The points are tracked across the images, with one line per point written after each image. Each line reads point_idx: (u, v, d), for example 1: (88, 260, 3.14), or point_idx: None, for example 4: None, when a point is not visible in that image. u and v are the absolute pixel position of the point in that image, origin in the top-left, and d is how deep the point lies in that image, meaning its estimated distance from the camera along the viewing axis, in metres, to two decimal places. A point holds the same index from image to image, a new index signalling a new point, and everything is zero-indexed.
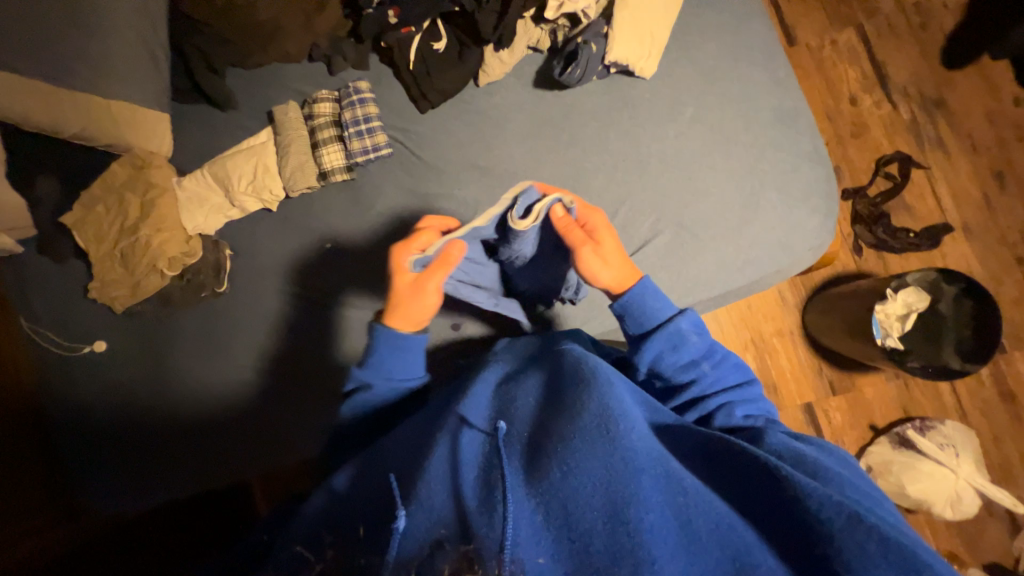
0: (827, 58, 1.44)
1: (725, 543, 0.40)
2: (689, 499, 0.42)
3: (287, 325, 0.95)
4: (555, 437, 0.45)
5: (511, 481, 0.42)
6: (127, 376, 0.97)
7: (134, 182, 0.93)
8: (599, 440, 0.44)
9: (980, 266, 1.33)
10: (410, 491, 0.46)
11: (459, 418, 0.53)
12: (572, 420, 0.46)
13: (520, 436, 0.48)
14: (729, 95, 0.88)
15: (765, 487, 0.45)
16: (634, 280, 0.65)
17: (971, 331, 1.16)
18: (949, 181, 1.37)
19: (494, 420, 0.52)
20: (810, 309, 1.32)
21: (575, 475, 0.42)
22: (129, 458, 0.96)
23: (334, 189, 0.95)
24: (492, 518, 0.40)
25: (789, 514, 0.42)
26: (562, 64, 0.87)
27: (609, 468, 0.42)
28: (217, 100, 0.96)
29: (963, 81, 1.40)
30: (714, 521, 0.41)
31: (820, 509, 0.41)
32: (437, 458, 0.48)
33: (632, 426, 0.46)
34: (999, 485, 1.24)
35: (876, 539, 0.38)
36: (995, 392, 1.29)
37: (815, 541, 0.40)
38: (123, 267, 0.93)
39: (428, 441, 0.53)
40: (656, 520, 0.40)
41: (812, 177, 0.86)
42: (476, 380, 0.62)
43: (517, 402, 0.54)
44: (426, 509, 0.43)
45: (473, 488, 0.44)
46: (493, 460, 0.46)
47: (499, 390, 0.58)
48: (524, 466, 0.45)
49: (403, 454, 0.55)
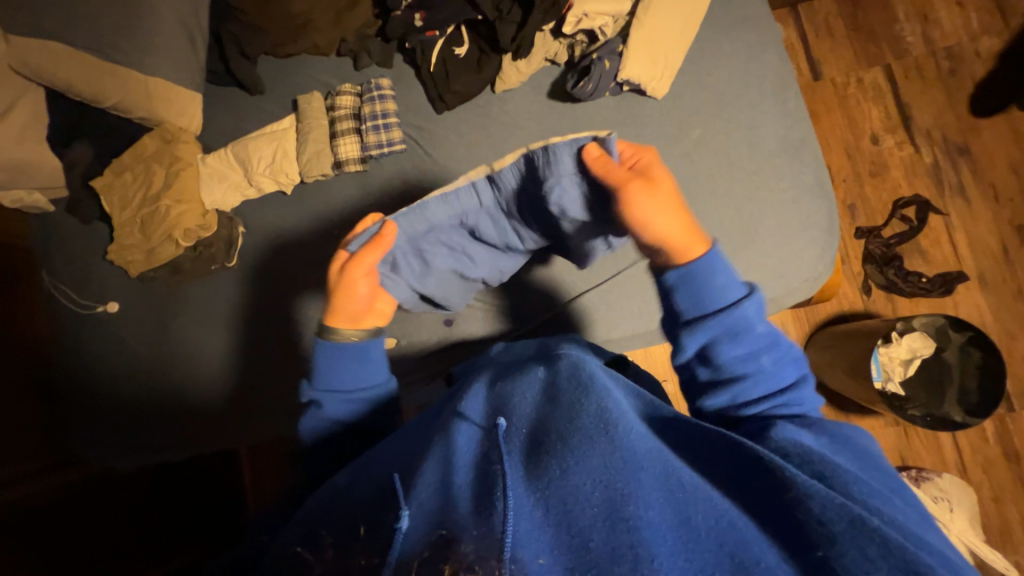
0: (851, 95, 1.44)
1: (724, 539, 0.39)
2: (688, 496, 0.42)
3: (292, 306, 0.99)
4: (555, 436, 0.47)
5: (512, 479, 0.43)
6: (133, 338, 1.02)
7: (162, 154, 0.98)
8: (599, 439, 0.46)
9: (993, 319, 1.30)
10: (411, 488, 0.46)
11: (456, 415, 0.56)
12: (572, 422, 0.49)
13: (519, 430, 0.50)
14: (738, 122, 0.89)
15: (764, 489, 0.44)
16: (699, 247, 0.61)
17: (976, 384, 1.12)
18: (967, 230, 1.35)
19: (492, 417, 0.54)
20: (812, 345, 1.31)
21: (574, 473, 0.43)
22: (126, 417, 1.00)
23: (346, 178, 0.99)
24: (491, 511, 0.40)
25: (794, 518, 0.41)
26: (576, 77, 0.90)
27: (608, 467, 0.43)
28: (246, 85, 1.01)
29: (989, 130, 1.38)
30: (713, 518, 0.41)
31: (821, 509, 0.40)
32: (435, 461, 0.49)
33: (630, 425, 0.48)
34: (994, 547, 1.20)
35: (879, 542, 0.38)
36: (999, 450, 1.25)
37: (814, 545, 0.39)
38: (141, 233, 0.97)
39: (425, 447, 0.54)
40: (656, 518, 0.39)
41: (814, 209, 0.86)
42: (470, 387, 0.64)
43: (515, 399, 0.56)
44: (423, 505, 0.43)
45: (469, 484, 0.45)
46: (492, 456, 0.48)
47: (494, 390, 0.60)
48: (523, 464, 0.46)
49: (402, 454, 0.56)
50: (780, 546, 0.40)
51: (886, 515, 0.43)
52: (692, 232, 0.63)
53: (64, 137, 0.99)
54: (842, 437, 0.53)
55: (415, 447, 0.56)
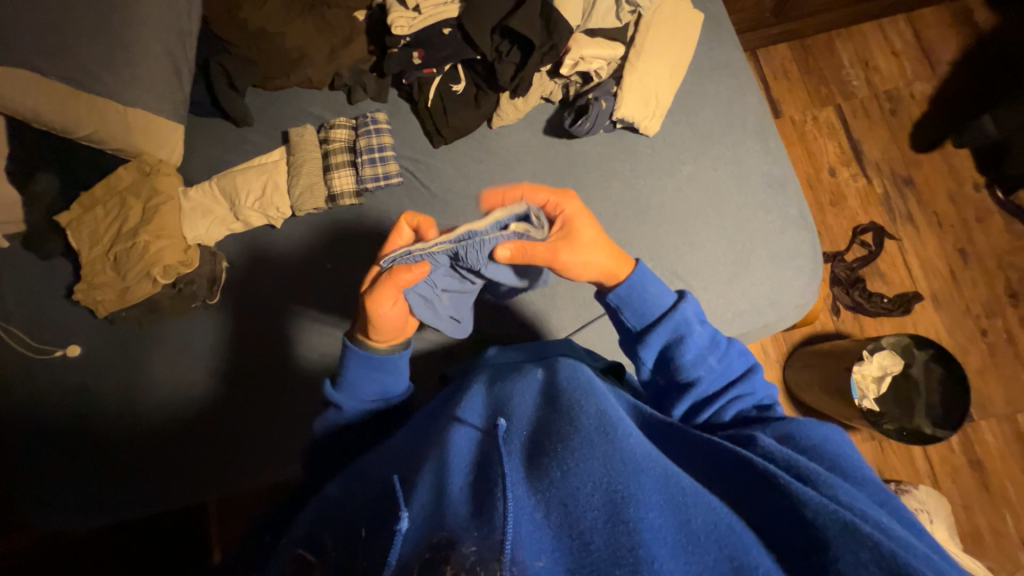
0: (809, 132, 1.56)
1: (723, 542, 0.38)
2: (687, 500, 0.41)
3: (279, 343, 0.94)
4: (555, 438, 0.45)
5: (511, 477, 0.41)
6: (93, 382, 0.93)
7: (139, 186, 0.93)
8: (598, 441, 0.44)
9: (947, 335, 1.41)
10: (410, 495, 0.43)
11: (455, 417, 0.53)
12: (571, 424, 0.47)
13: (519, 433, 0.48)
14: (724, 158, 0.94)
15: (763, 496, 0.45)
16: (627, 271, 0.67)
17: (940, 399, 1.20)
18: (918, 253, 1.47)
19: (491, 419, 0.52)
20: (790, 365, 1.36)
21: (574, 474, 0.41)
22: (81, 472, 0.90)
23: (340, 211, 0.97)
24: (490, 511, 0.37)
25: (793, 521, 0.42)
26: (573, 115, 0.94)
27: (609, 467, 0.41)
28: (234, 117, 0.98)
29: (929, 163, 1.53)
30: (712, 522, 0.40)
31: (816, 516, 0.41)
32: (432, 463, 0.45)
33: (628, 430, 0.47)
34: (970, 554, 1.25)
35: (871, 547, 0.37)
36: (964, 459, 1.33)
37: (814, 546, 0.40)
38: (115, 271, 0.91)
39: (425, 446, 0.51)
40: (656, 519, 0.38)
41: (800, 240, 0.91)
42: (469, 388, 0.62)
43: (515, 402, 0.54)
44: (422, 507, 0.40)
45: (465, 485, 0.41)
46: (490, 456, 0.45)
47: (494, 390, 0.59)
48: (523, 465, 0.43)
49: (402, 456, 0.52)
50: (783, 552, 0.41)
51: (874, 520, 0.42)
52: (608, 249, 0.65)
53: (26, 168, 0.92)
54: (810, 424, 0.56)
55: (415, 448, 0.53)
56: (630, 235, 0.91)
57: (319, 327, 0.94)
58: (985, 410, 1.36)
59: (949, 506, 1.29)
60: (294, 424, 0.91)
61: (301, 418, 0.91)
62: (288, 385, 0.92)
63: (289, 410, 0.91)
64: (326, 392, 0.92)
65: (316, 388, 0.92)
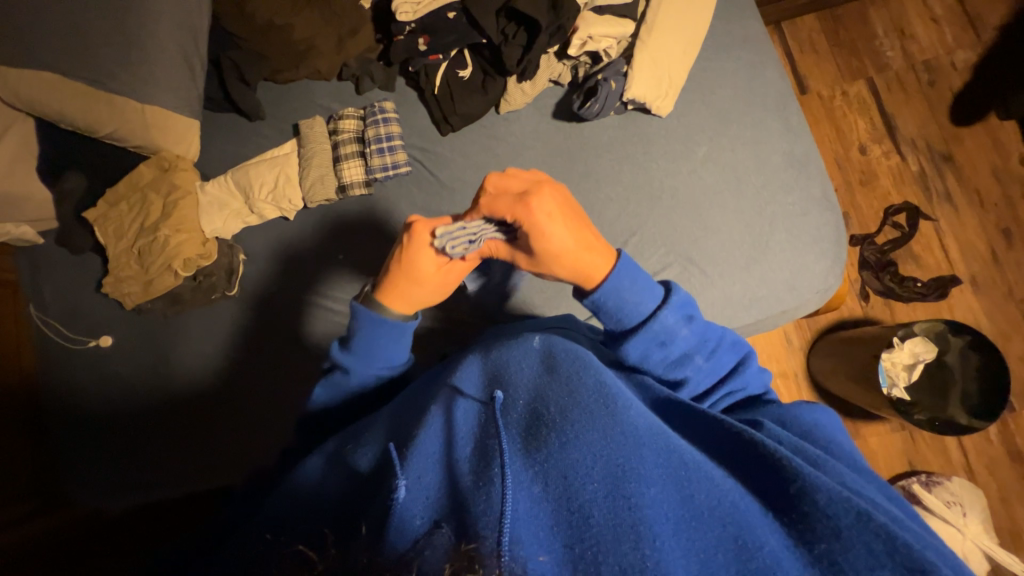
0: (838, 108, 1.48)
1: (727, 520, 0.37)
2: (690, 475, 0.39)
3: (294, 333, 0.96)
4: (552, 409, 0.42)
5: (509, 452, 0.39)
6: (124, 371, 0.97)
7: (160, 182, 0.96)
8: (599, 414, 0.41)
9: (987, 320, 1.33)
10: (408, 460, 0.41)
11: (452, 389, 0.49)
12: (570, 396, 0.44)
13: (518, 403, 0.45)
14: (743, 138, 0.90)
15: (769, 478, 0.41)
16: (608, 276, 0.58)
17: (977, 387, 1.13)
18: (956, 234, 1.38)
19: (489, 388, 0.48)
20: (814, 353, 1.31)
21: (574, 446, 0.39)
22: (113, 455, 0.94)
23: (351, 201, 0.98)
24: (488, 490, 0.36)
25: (794, 505, 0.39)
26: (582, 98, 0.91)
27: (609, 441, 0.39)
28: (247, 111, 1.00)
29: (970, 137, 1.43)
30: (716, 497, 0.38)
31: (829, 500, 0.38)
32: (429, 432, 0.43)
33: (630, 403, 0.44)
34: (1007, 549, 1.19)
35: (886, 539, 0.35)
36: (1003, 451, 1.26)
37: (813, 523, 0.37)
38: (139, 264, 0.94)
39: (419, 413, 0.49)
40: (658, 494, 0.37)
41: (823, 222, 0.87)
42: (461, 359, 0.57)
43: (512, 368, 0.50)
44: (424, 481, 0.39)
45: (463, 461, 0.40)
46: (489, 430, 0.42)
47: (489, 356, 0.53)
48: (520, 438, 0.41)
49: (395, 426, 0.49)
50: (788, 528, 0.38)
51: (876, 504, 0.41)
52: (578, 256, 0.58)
53: (57, 167, 0.97)
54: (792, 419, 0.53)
55: (410, 412, 0.51)
56: (642, 221, 0.89)
57: (332, 317, 0.96)
58: None
59: (985, 499, 1.22)
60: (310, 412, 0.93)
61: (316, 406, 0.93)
62: (305, 372, 0.95)
63: (305, 398, 0.94)
64: None
65: None
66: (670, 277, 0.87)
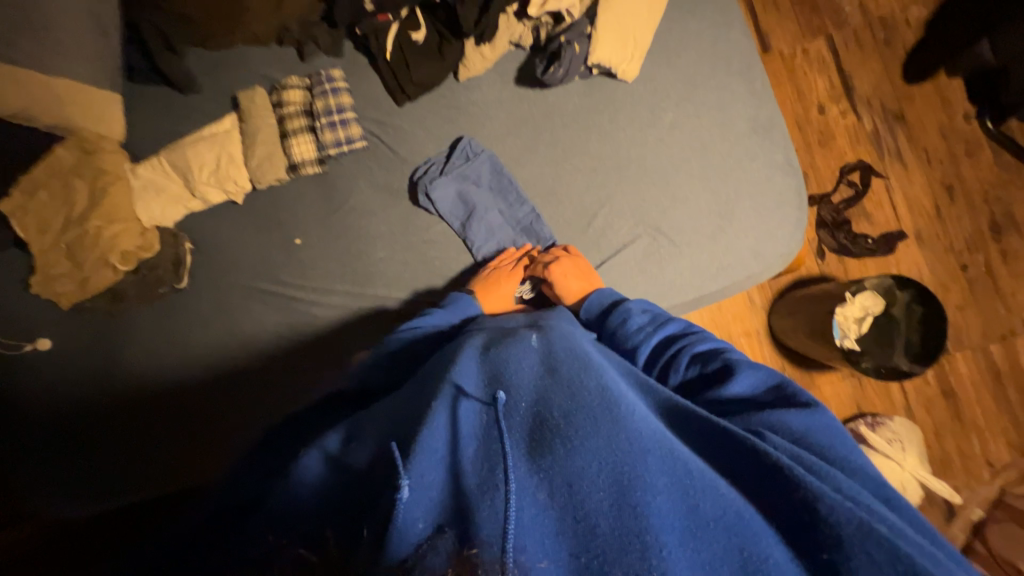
0: (798, 67, 1.48)
1: (732, 531, 0.37)
2: (696, 484, 0.39)
3: (256, 325, 0.92)
4: (557, 414, 0.43)
5: (512, 457, 0.40)
6: (69, 375, 0.90)
7: (83, 166, 0.86)
8: (604, 420, 0.42)
9: (929, 272, 1.42)
10: (408, 455, 0.40)
11: (453, 386, 0.49)
12: (573, 401, 0.45)
13: (520, 406, 0.45)
14: (707, 103, 0.90)
15: (774, 486, 0.41)
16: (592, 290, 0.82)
17: (919, 336, 1.22)
18: (905, 191, 1.44)
19: (491, 389, 0.48)
20: (774, 311, 1.37)
21: (578, 453, 0.39)
22: (69, 463, 0.88)
23: (304, 180, 0.92)
24: (491, 499, 0.37)
25: (802, 515, 0.39)
26: (544, 63, 0.88)
27: (614, 447, 0.40)
28: (178, 84, 0.90)
29: (920, 95, 1.47)
30: (723, 509, 0.38)
31: (834, 512, 0.38)
32: (431, 428, 0.43)
33: (634, 408, 0.44)
34: (938, 476, 1.33)
35: (889, 550, 0.35)
36: (938, 390, 1.37)
37: (824, 543, 0.37)
38: (71, 260, 0.85)
39: (419, 410, 0.48)
40: (665, 504, 0.37)
41: (785, 187, 0.89)
42: (459, 354, 0.57)
43: (512, 369, 0.51)
44: (422, 479, 0.39)
45: (467, 461, 0.41)
46: (491, 432, 0.43)
47: (488, 357, 0.54)
48: (524, 442, 0.42)
49: (394, 427, 0.48)
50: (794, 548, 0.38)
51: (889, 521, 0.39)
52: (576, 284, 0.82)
53: None
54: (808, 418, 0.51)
55: (408, 412, 0.49)
56: (611, 191, 0.89)
57: (296, 306, 0.92)
58: (961, 342, 1.39)
59: (921, 434, 1.35)
60: (282, 405, 0.90)
61: (288, 398, 0.90)
62: (274, 363, 0.91)
63: (276, 391, 0.90)
64: (311, 369, 0.91)
65: (300, 368, 0.91)
66: (640, 249, 0.88)
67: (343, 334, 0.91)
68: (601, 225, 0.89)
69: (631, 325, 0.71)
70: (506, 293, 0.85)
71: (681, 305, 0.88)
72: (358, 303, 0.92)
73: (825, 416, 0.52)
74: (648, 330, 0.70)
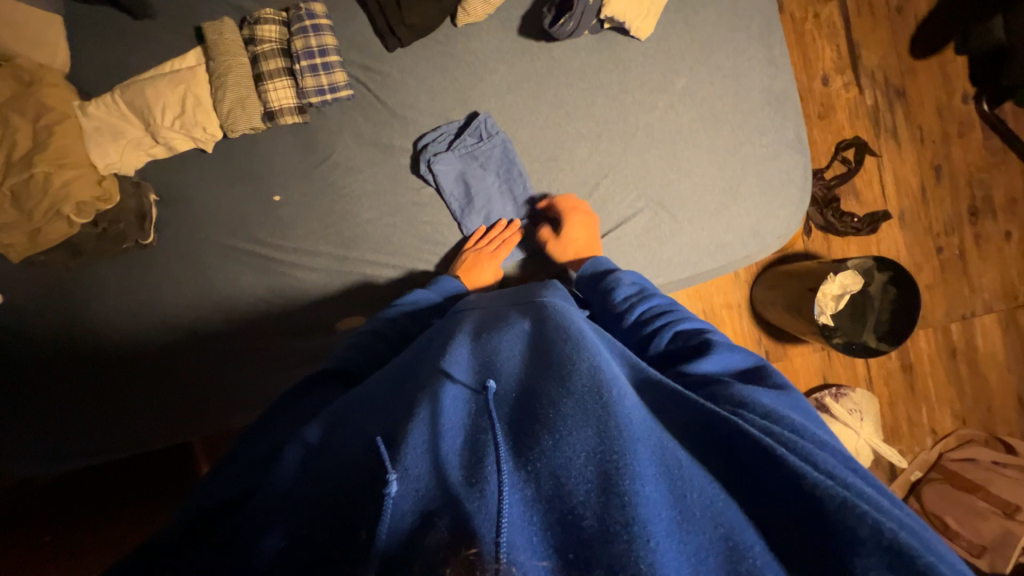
0: (808, 32, 1.41)
1: (718, 518, 0.35)
2: (683, 472, 0.37)
3: (232, 284, 0.86)
4: (545, 403, 0.42)
5: (502, 449, 0.38)
6: (27, 331, 0.83)
7: (21, 99, 0.74)
8: (592, 407, 0.40)
9: (906, 252, 1.45)
10: (397, 454, 0.39)
11: (441, 371, 0.48)
12: (561, 388, 0.43)
13: (510, 397, 0.45)
14: (723, 69, 0.88)
15: (757, 468, 0.38)
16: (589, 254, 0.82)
17: (889, 315, 1.26)
18: (894, 170, 1.45)
19: (480, 376, 0.48)
20: (758, 285, 1.38)
21: (567, 444, 0.38)
22: (36, 425, 0.83)
23: (283, 131, 0.85)
24: (480, 490, 0.36)
25: (793, 493, 0.36)
26: (554, 13, 0.81)
27: (603, 435, 0.38)
28: (129, 7, 0.79)
29: (924, 71, 1.44)
30: (709, 497, 0.36)
31: (811, 482, 0.35)
32: (419, 420, 0.42)
33: (624, 392, 0.42)
34: (888, 443, 1.43)
35: (869, 524, 0.33)
36: (899, 364, 1.45)
37: (816, 531, 0.35)
38: (13, 207, 0.73)
39: (406, 399, 0.46)
40: (653, 493, 0.35)
41: (792, 164, 0.90)
42: (450, 339, 0.55)
43: (502, 356, 0.51)
44: (414, 474, 0.38)
45: (456, 453, 0.40)
46: (481, 423, 0.43)
47: (478, 344, 0.53)
48: (513, 433, 0.41)
49: (382, 416, 0.46)
50: (772, 527, 0.36)
51: (867, 496, 0.37)
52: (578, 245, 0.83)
53: None
54: (778, 398, 0.49)
55: (396, 398, 0.48)
56: (615, 160, 0.87)
57: (275, 267, 0.86)
58: (926, 321, 1.45)
59: (879, 405, 1.43)
60: (266, 366, 0.87)
61: (274, 359, 0.87)
62: (253, 323, 0.87)
63: (260, 351, 0.87)
64: (295, 330, 0.88)
65: (284, 330, 0.87)
66: (642, 223, 0.87)
67: (326, 297, 0.88)
68: (603, 195, 0.87)
69: (616, 295, 0.70)
70: (488, 276, 0.83)
71: (676, 282, 0.89)
72: (341, 265, 0.87)
73: (794, 399, 0.50)
74: (633, 301, 0.68)
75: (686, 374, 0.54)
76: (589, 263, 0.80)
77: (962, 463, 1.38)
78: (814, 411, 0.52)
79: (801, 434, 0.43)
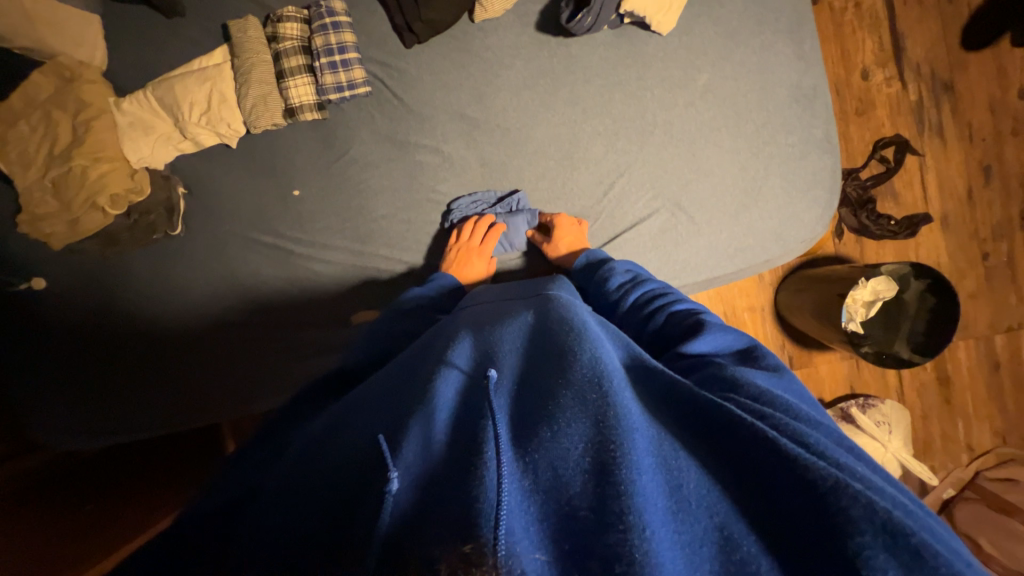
0: (848, 23, 1.33)
1: (714, 508, 0.34)
2: (680, 463, 0.37)
3: (254, 273, 0.89)
4: (544, 395, 0.42)
5: (500, 439, 0.38)
6: (70, 313, 0.88)
7: (63, 96, 0.78)
8: (590, 399, 0.40)
9: (948, 258, 1.36)
10: (395, 449, 0.38)
11: (441, 363, 0.48)
12: (561, 380, 0.42)
13: (509, 386, 0.44)
14: (748, 65, 0.85)
15: (755, 458, 0.36)
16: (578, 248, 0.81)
17: (924, 326, 1.19)
18: (938, 171, 1.35)
19: (480, 366, 0.48)
20: (783, 289, 1.32)
21: (564, 433, 0.37)
22: (79, 399, 0.89)
23: (303, 127, 0.87)
24: (478, 477, 0.35)
25: (795, 482, 0.34)
26: (572, 8, 0.80)
27: (600, 426, 0.37)
28: (160, 6, 0.82)
29: (975, 64, 1.35)
30: (704, 487, 0.35)
31: (809, 468, 0.34)
32: (419, 415, 0.41)
33: (623, 384, 0.42)
34: (919, 458, 1.35)
35: (864, 507, 0.32)
36: (934, 376, 1.36)
37: (815, 523, 0.33)
38: (56, 200, 0.79)
39: (406, 393, 0.46)
40: (649, 483, 0.34)
41: (820, 165, 0.87)
42: (452, 333, 0.55)
43: (503, 346, 0.50)
44: (412, 469, 0.37)
45: (455, 444, 0.39)
46: (479, 411, 0.42)
47: (480, 336, 0.53)
48: (512, 424, 0.40)
49: (382, 407, 0.45)
50: (772, 524, 0.34)
51: (864, 477, 0.36)
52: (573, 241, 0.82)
53: None
54: (774, 381, 0.47)
55: (399, 390, 0.48)
56: (631, 160, 0.85)
57: (294, 259, 0.89)
58: (966, 331, 1.37)
59: (911, 418, 1.35)
60: (286, 354, 0.90)
61: (292, 347, 0.90)
62: (274, 310, 0.90)
63: (280, 339, 0.90)
64: (312, 320, 0.90)
65: (301, 322, 0.90)
66: (657, 224, 0.85)
67: (339, 289, 0.89)
68: (617, 194, 0.85)
69: (610, 284, 0.71)
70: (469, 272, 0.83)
71: (691, 285, 0.87)
72: (355, 258, 0.89)
73: (789, 381, 0.48)
74: (626, 288, 0.68)
75: (680, 357, 0.53)
76: (582, 256, 0.80)
77: (1000, 483, 1.30)
78: (809, 394, 0.50)
79: (794, 416, 0.41)
